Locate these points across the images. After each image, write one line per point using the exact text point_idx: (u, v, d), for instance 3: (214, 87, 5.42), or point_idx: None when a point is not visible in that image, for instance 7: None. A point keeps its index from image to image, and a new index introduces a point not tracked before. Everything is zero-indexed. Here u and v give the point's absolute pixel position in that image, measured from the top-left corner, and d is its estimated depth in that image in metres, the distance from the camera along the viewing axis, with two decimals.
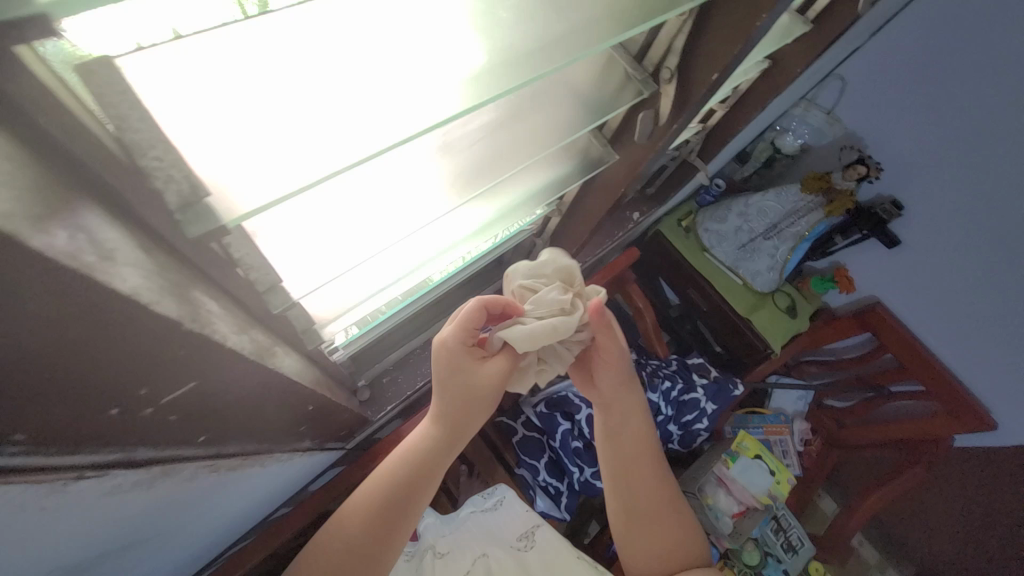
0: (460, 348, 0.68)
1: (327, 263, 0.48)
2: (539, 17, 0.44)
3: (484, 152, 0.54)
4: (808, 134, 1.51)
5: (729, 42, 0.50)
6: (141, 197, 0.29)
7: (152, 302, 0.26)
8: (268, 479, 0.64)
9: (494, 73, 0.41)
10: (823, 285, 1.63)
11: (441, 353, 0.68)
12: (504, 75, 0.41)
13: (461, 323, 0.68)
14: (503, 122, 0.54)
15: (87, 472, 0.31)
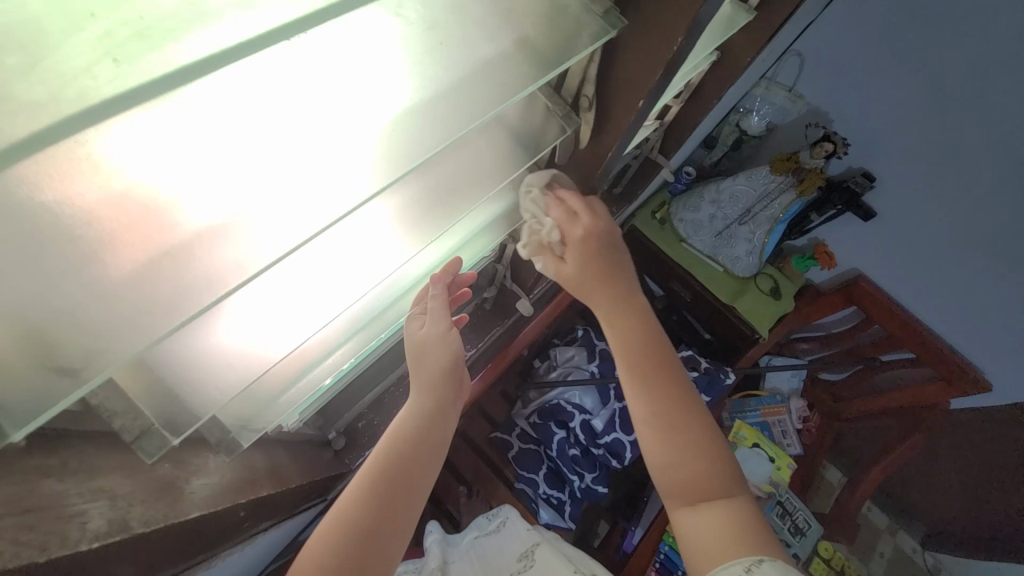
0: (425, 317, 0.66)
1: (276, 338, 0.45)
2: (434, 69, 0.41)
3: (415, 203, 0.50)
4: (773, 112, 1.46)
5: (648, 69, 0.47)
6: None
7: None
8: (233, 564, 0.60)
9: (399, 146, 0.39)
10: (804, 263, 1.61)
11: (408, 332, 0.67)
12: (423, 140, 0.39)
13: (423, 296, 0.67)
14: (437, 168, 0.51)
15: None
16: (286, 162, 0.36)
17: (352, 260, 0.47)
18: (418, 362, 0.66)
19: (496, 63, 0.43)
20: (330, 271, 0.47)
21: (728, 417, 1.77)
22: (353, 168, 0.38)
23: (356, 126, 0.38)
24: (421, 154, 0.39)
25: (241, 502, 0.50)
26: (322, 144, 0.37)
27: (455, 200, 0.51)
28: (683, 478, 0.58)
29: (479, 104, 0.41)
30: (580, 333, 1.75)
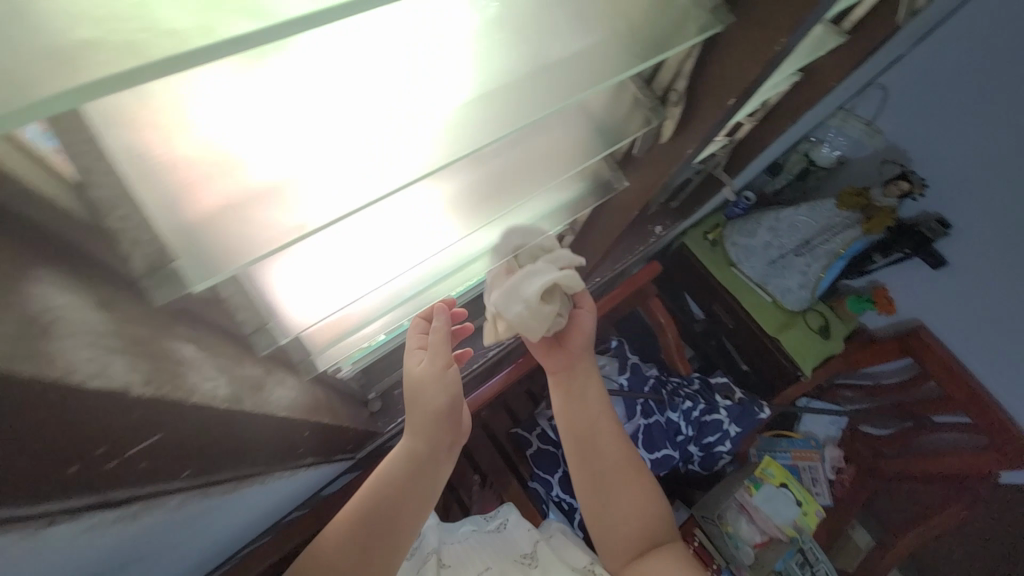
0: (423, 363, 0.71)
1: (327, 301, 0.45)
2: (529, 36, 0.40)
3: (484, 178, 0.51)
4: (847, 145, 1.39)
5: (745, 67, 0.46)
6: (105, 257, 0.28)
7: None
8: (275, 490, 0.64)
9: (475, 109, 0.38)
10: (859, 305, 1.52)
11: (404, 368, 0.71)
12: (500, 105, 0.38)
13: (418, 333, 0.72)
14: (515, 149, 0.52)
15: (59, 518, 0.27)
16: (331, 147, 0.34)
17: (405, 227, 0.48)
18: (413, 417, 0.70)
19: (605, 43, 0.43)
20: (389, 236, 0.47)
21: (755, 453, 1.68)
22: (413, 146, 0.36)
23: (430, 105, 0.37)
24: (482, 132, 0.38)
25: (313, 423, 0.54)
26: (394, 119, 0.35)
27: (516, 178, 0.52)
28: (628, 533, 0.76)
29: (584, 76, 0.41)
30: (613, 343, 1.65)
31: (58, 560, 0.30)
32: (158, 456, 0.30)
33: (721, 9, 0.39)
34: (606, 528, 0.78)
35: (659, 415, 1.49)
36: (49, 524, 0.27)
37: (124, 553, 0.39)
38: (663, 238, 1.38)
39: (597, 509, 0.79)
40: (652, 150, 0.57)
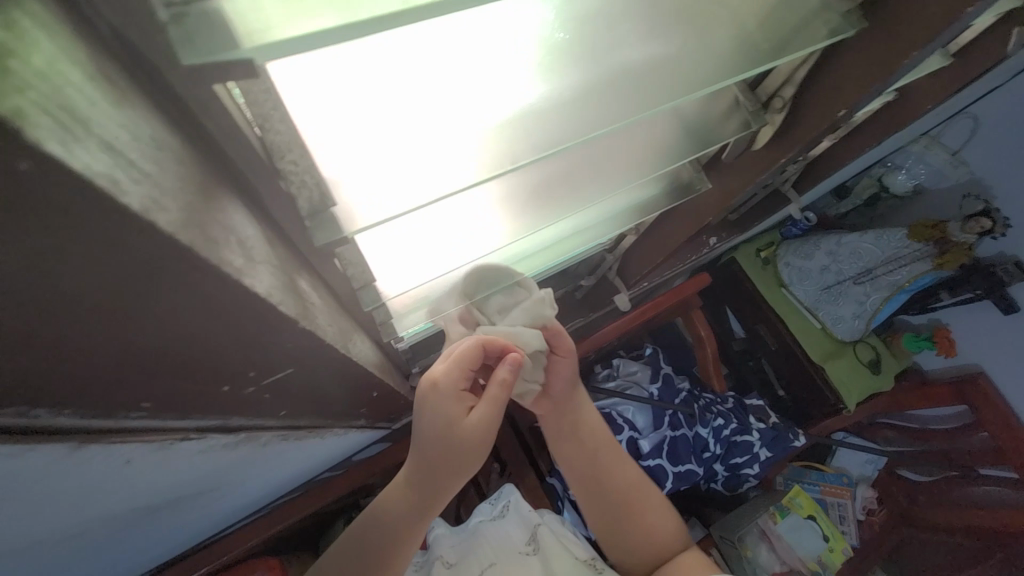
0: (456, 393, 0.51)
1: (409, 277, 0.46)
2: (662, 31, 0.36)
3: (555, 177, 0.49)
4: (926, 175, 1.32)
5: (858, 83, 0.43)
6: (273, 194, 0.29)
7: (275, 301, 0.23)
8: (324, 446, 0.65)
9: (565, 111, 0.35)
10: (917, 343, 1.43)
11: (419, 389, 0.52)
12: (572, 117, 0.35)
13: (461, 358, 0.52)
14: (588, 152, 0.48)
15: (187, 435, 0.28)
16: (412, 145, 0.32)
17: (463, 220, 0.47)
18: (419, 440, 0.51)
19: (739, 43, 0.39)
20: (453, 226, 0.47)
21: (781, 481, 1.63)
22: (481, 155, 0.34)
23: (500, 111, 0.33)
24: (544, 144, 0.35)
25: (380, 386, 0.56)
26: (458, 128, 0.32)
27: (572, 184, 0.51)
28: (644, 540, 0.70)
29: (700, 70, 0.38)
30: (648, 350, 1.54)
31: (170, 469, 0.31)
32: (284, 387, 0.30)
33: (853, 13, 0.39)
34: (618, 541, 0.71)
35: (688, 428, 1.40)
36: (175, 439, 0.27)
37: (209, 479, 0.41)
38: (714, 250, 1.33)
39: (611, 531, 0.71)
40: (743, 156, 0.57)
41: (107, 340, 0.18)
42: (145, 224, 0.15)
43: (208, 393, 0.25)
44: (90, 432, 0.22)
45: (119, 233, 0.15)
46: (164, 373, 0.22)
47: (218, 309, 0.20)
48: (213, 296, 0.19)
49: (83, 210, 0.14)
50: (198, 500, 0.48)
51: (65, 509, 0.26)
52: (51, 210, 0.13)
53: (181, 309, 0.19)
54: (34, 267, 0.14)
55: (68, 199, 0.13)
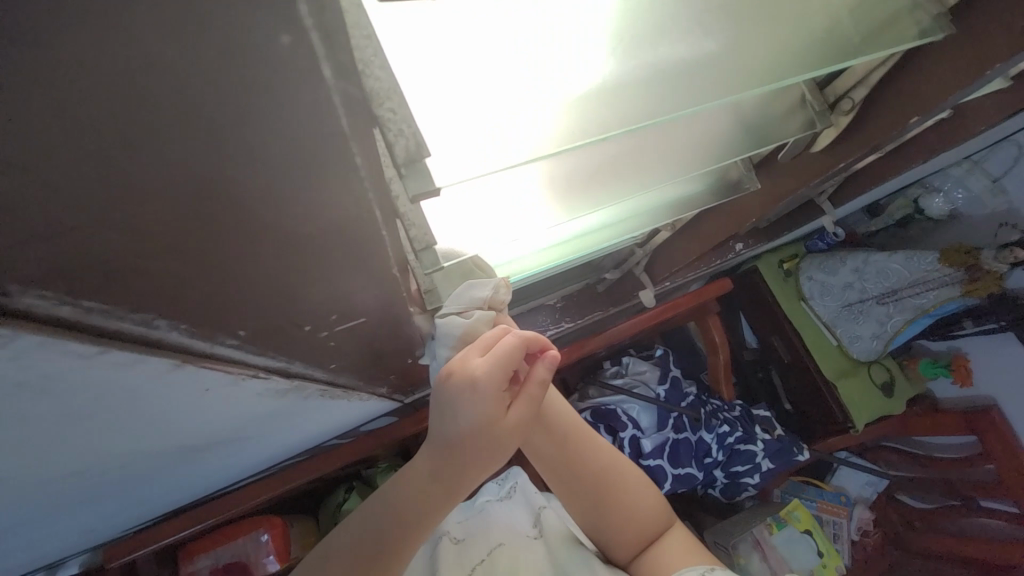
0: (498, 397, 0.43)
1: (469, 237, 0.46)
2: (719, 33, 0.35)
3: (598, 166, 0.47)
4: (962, 200, 1.21)
5: (940, 89, 0.41)
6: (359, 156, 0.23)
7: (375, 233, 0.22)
8: (344, 410, 0.65)
9: (619, 98, 0.34)
10: (933, 369, 1.38)
11: (448, 384, 0.43)
12: (622, 107, 0.33)
13: (504, 355, 0.44)
14: (621, 147, 0.46)
15: (260, 373, 0.26)
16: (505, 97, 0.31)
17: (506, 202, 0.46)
18: (447, 439, 0.44)
19: (828, 31, 0.39)
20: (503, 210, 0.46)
21: (778, 494, 1.56)
22: (548, 129, 0.32)
23: (533, 105, 0.32)
24: (583, 131, 0.32)
25: (413, 357, 0.55)
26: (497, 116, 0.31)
27: (608, 174, 0.48)
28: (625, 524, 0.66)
29: (762, 67, 0.36)
30: (657, 352, 1.48)
31: (225, 407, 0.30)
32: (347, 336, 0.29)
33: (944, 16, 0.38)
34: (603, 533, 0.67)
35: (692, 432, 1.34)
36: (248, 378, 0.26)
37: (244, 427, 0.40)
38: (739, 257, 1.26)
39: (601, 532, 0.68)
40: (799, 157, 0.56)
41: (248, 262, 0.18)
42: (322, 132, 0.16)
43: (291, 333, 0.23)
44: (191, 375, 0.20)
45: (298, 135, 0.16)
46: (269, 301, 0.20)
47: (328, 205, 0.19)
48: (343, 224, 0.20)
49: (282, 103, 0.15)
50: (221, 449, 0.47)
51: (132, 432, 0.26)
52: (250, 101, 0.14)
53: (302, 196, 0.18)
54: (218, 157, 0.15)
55: (273, 87, 0.14)
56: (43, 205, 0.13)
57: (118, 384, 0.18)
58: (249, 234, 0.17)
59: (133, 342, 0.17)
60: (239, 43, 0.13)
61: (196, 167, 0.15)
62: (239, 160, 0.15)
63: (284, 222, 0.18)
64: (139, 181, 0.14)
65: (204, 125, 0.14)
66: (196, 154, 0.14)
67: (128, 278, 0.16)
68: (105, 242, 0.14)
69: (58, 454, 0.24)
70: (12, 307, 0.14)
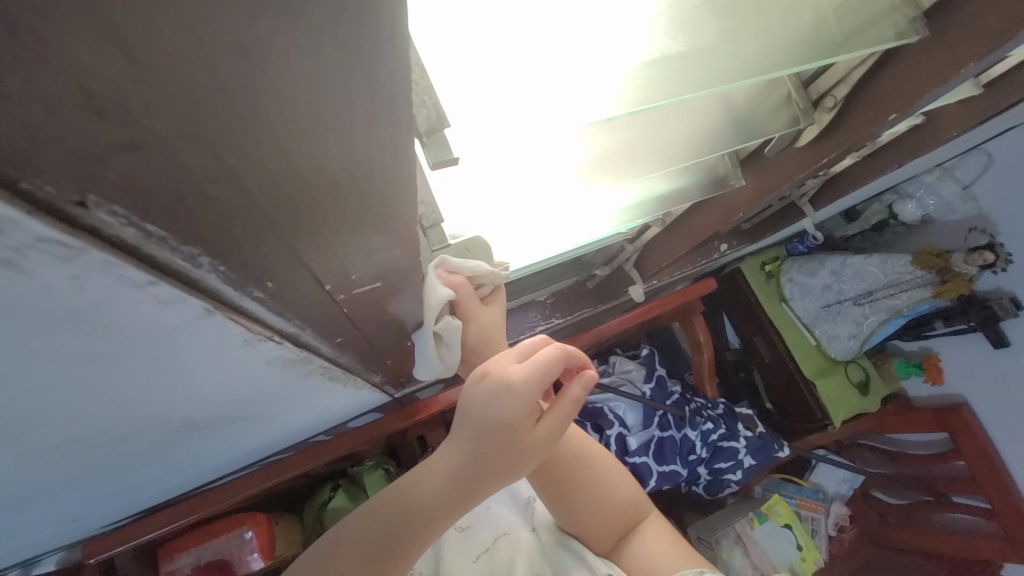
0: (530, 403, 0.47)
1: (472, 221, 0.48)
2: (704, 31, 0.37)
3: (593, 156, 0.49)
4: (934, 206, 1.26)
5: (920, 85, 0.44)
6: None
7: (408, 195, 0.22)
8: (338, 398, 0.64)
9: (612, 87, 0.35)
10: (906, 369, 1.43)
11: (487, 386, 0.47)
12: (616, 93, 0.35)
13: (542, 363, 0.48)
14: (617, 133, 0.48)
15: (275, 335, 0.26)
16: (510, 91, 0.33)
17: (506, 187, 0.48)
18: (479, 433, 0.47)
19: (817, 29, 0.41)
20: (500, 191, 0.48)
21: (759, 491, 1.58)
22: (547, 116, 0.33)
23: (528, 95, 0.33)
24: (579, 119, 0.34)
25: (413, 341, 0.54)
26: (489, 104, 0.33)
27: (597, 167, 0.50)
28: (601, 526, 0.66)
29: (758, 59, 0.39)
30: (644, 351, 1.50)
31: (236, 376, 0.30)
32: (361, 304, 0.30)
33: (919, 20, 0.41)
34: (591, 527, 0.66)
35: (677, 430, 1.37)
36: (263, 341, 0.26)
37: (242, 405, 0.40)
38: (722, 258, 1.28)
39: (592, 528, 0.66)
40: (783, 153, 0.58)
41: (302, 206, 0.17)
42: (399, 76, 0.15)
43: (312, 293, 0.23)
44: (216, 324, 0.20)
45: (382, 81, 0.15)
46: (300, 258, 0.20)
47: (377, 173, 0.18)
48: (389, 173, 0.19)
49: (375, 41, 0.13)
50: (213, 433, 0.47)
51: (144, 395, 0.26)
52: (349, 35, 0.13)
53: (363, 160, 0.17)
54: (307, 93, 0.13)
55: (372, 26, 0.13)
56: (137, 124, 0.11)
57: (150, 331, 0.18)
58: (313, 186, 0.16)
59: (182, 281, 0.16)
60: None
61: (288, 102, 0.13)
62: (325, 100, 0.14)
63: (343, 168, 0.17)
64: (231, 109, 0.12)
65: (306, 59, 0.12)
66: (291, 88, 0.13)
67: (198, 209, 0.14)
68: (181, 200, 0.13)
69: (68, 413, 0.24)
70: (84, 220, 0.12)
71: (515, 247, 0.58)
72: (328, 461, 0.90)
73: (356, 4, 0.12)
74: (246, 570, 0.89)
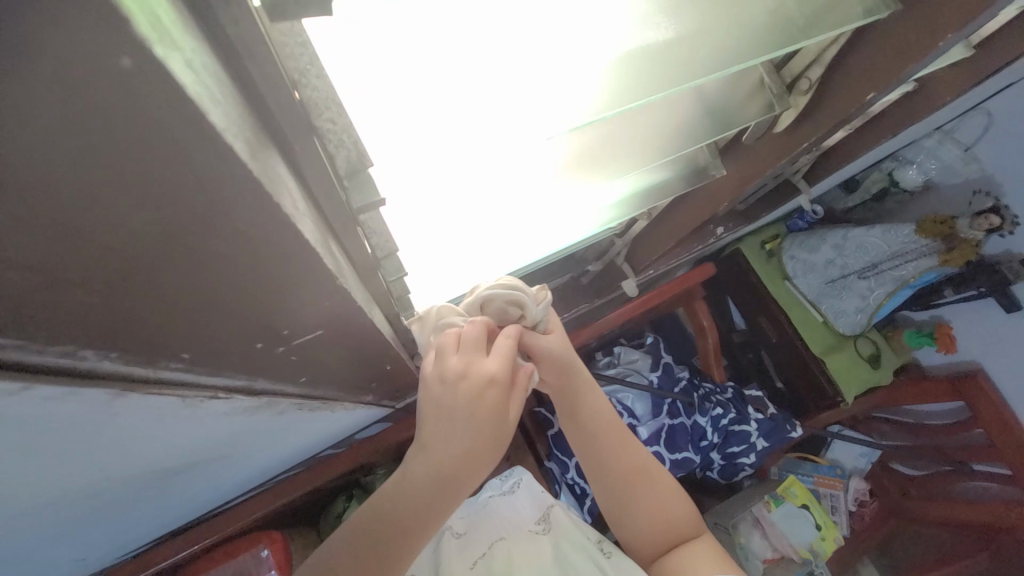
0: (478, 382, 0.44)
1: (440, 243, 0.46)
2: (683, 11, 0.36)
3: (574, 157, 0.47)
4: (935, 170, 1.21)
5: (897, 60, 0.42)
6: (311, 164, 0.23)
7: (318, 250, 0.20)
8: (330, 421, 0.63)
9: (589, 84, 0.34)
10: (917, 339, 1.39)
11: (467, 382, 0.43)
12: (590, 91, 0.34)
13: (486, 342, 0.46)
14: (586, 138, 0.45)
15: (220, 393, 0.25)
16: (458, 120, 0.30)
17: (481, 210, 0.46)
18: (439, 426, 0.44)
19: (776, 12, 0.39)
20: (471, 216, 0.45)
21: (775, 471, 1.55)
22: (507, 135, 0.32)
23: (480, 115, 0.31)
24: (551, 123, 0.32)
25: (396, 361, 0.52)
26: (436, 129, 0.30)
27: (591, 161, 0.48)
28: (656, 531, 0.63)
29: (727, 49, 0.37)
30: (648, 339, 1.47)
31: (191, 431, 0.30)
32: (311, 349, 0.29)
33: None
34: (626, 523, 0.64)
35: (686, 417, 1.35)
36: (208, 400, 0.26)
37: (216, 448, 0.39)
38: (721, 240, 1.24)
39: (629, 522, 0.64)
40: (762, 139, 0.56)
41: (184, 284, 0.16)
42: (226, 153, 0.14)
43: (241, 354, 0.22)
44: (138, 400, 0.20)
45: (223, 150, 0.13)
46: (206, 331, 0.19)
47: (268, 242, 0.17)
48: (281, 242, 0.18)
49: (165, 124, 0.12)
50: (196, 473, 0.46)
51: (89, 464, 0.25)
52: (123, 123, 0.11)
53: (235, 229, 0.16)
54: (104, 186, 0.12)
55: (151, 111, 0.11)
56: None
57: (54, 421, 0.18)
58: (194, 260, 0.15)
59: (64, 376, 0.16)
60: (85, 64, 0.10)
61: (92, 198, 0.12)
62: (143, 188, 0.13)
63: (210, 246, 0.15)
64: (14, 219, 0.11)
65: (82, 154, 0.11)
66: (81, 186, 0.12)
67: (43, 313, 0.13)
68: (16, 304, 0.13)
69: (10, 493, 0.23)
70: None
71: (486, 269, 0.55)
72: (333, 477, 0.90)
73: (106, 95, 0.11)
74: None
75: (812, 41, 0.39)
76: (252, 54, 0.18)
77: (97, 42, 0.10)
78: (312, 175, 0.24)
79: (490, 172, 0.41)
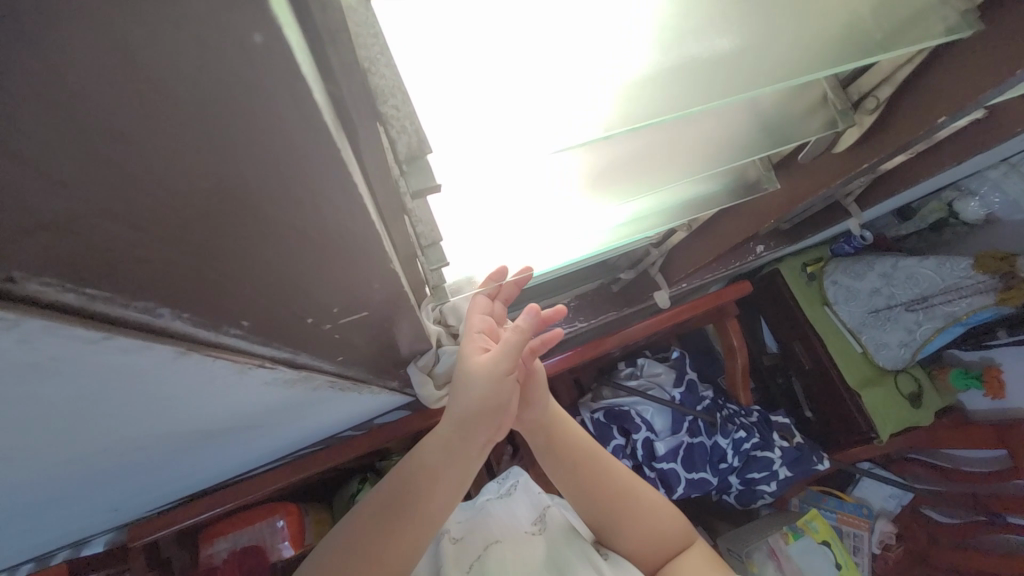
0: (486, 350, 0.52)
1: (476, 237, 0.47)
2: (745, 11, 0.34)
3: (625, 158, 0.46)
4: (999, 204, 1.13)
5: (974, 80, 0.39)
6: (373, 148, 0.24)
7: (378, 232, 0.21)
8: (354, 402, 0.64)
9: (644, 90, 0.33)
10: (964, 380, 1.30)
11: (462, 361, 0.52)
12: (645, 96, 0.33)
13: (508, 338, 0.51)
14: (625, 147, 0.44)
15: (267, 363, 0.26)
16: (510, 115, 0.31)
17: (519, 209, 0.45)
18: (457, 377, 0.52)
19: (848, 27, 0.37)
20: (507, 215, 0.45)
21: (795, 503, 1.49)
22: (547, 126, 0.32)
23: (528, 112, 0.31)
24: (602, 124, 0.32)
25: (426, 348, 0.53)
26: (486, 121, 0.31)
27: (641, 165, 0.47)
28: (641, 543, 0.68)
29: (789, 60, 0.36)
30: (674, 354, 1.44)
31: (234, 396, 0.31)
32: (353, 328, 0.30)
33: (971, 13, 0.37)
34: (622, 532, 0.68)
35: (708, 437, 1.30)
36: (256, 368, 0.26)
37: (248, 415, 0.40)
38: (759, 259, 1.19)
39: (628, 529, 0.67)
40: (819, 157, 0.54)
41: (252, 253, 0.17)
42: (323, 131, 0.15)
43: (293, 326, 0.23)
44: (198, 362, 0.21)
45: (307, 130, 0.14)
46: (269, 301, 0.20)
47: (331, 221, 0.18)
48: (345, 218, 0.18)
49: (261, 100, 0.13)
50: (225, 438, 0.47)
51: (141, 417, 0.27)
52: (237, 96, 0.12)
53: (305, 206, 0.17)
54: (215, 155, 0.13)
55: (269, 89, 0.13)
56: (23, 196, 0.11)
57: (123, 373, 0.19)
58: (270, 232, 0.17)
59: (142, 330, 0.17)
60: (221, 36, 0.11)
61: (191, 161, 0.13)
62: (236, 164, 0.14)
63: (289, 221, 0.17)
64: (131, 179, 0.12)
65: (196, 122, 0.12)
66: (187, 150, 0.13)
67: (136, 267, 0.15)
68: (110, 254, 0.14)
69: (77, 436, 0.25)
70: (18, 292, 0.13)
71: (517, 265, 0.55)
72: (348, 458, 0.92)
73: (226, 63, 0.12)
74: (276, 558, 0.92)
75: (883, 58, 0.37)
76: (335, 38, 0.18)
77: (230, 18, 0.11)
78: (375, 163, 0.25)
79: (527, 168, 0.40)
